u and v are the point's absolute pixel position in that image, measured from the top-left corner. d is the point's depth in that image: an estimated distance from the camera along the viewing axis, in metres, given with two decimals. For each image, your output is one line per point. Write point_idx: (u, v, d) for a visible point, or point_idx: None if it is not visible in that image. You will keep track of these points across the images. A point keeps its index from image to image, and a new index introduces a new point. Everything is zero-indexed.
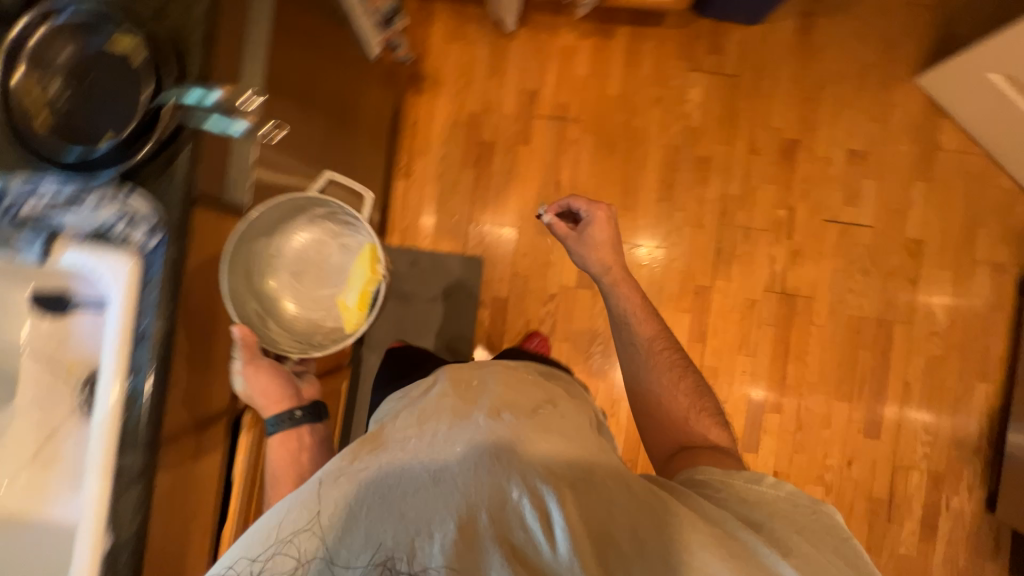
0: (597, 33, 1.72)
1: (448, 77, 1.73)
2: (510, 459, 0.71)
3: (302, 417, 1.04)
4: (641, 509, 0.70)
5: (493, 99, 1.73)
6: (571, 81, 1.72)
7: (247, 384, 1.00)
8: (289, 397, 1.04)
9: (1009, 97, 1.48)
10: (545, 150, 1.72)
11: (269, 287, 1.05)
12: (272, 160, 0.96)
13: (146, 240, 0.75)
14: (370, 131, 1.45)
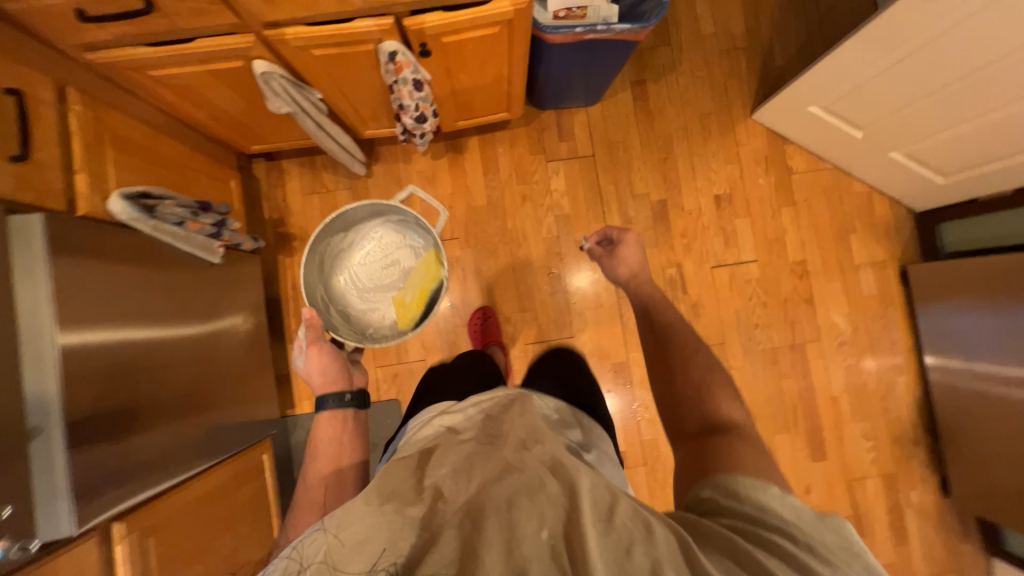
0: (449, 150, 1.74)
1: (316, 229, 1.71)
2: (537, 531, 0.56)
3: (342, 401, 1.18)
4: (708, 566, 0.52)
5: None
6: (438, 202, 1.73)
7: (304, 361, 1.27)
8: (335, 379, 1.23)
9: (830, 126, 1.60)
10: None
11: (339, 282, 1.51)
12: (96, 460, 0.88)
13: None
14: (240, 327, 1.40)
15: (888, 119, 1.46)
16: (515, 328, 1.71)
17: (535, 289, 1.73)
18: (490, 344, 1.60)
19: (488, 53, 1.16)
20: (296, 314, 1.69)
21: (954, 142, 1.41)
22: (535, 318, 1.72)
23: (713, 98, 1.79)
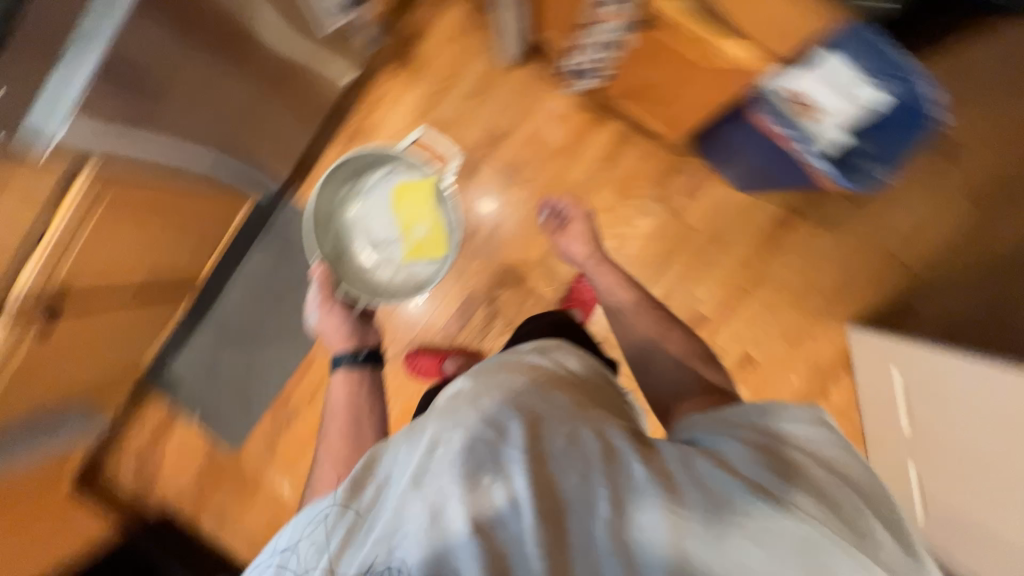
0: (587, 117, 1.66)
1: (430, 75, 1.67)
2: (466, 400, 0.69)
3: (356, 356, 1.32)
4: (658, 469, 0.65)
5: (462, 118, 1.67)
6: (539, 146, 1.66)
7: (323, 315, 1.44)
8: (342, 338, 1.39)
9: (904, 400, 1.44)
10: (480, 195, 1.68)
11: (345, 234, 1.61)
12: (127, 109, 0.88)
13: None
14: (303, 99, 1.45)
15: (942, 445, 1.31)
16: (499, 292, 1.69)
17: (541, 282, 1.69)
18: (444, 362, 1.62)
19: (691, 61, 1.05)
20: (357, 124, 1.71)
21: (957, 514, 1.25)
22: (522, 303, 1.68)
23: (828, 283, 1.65)
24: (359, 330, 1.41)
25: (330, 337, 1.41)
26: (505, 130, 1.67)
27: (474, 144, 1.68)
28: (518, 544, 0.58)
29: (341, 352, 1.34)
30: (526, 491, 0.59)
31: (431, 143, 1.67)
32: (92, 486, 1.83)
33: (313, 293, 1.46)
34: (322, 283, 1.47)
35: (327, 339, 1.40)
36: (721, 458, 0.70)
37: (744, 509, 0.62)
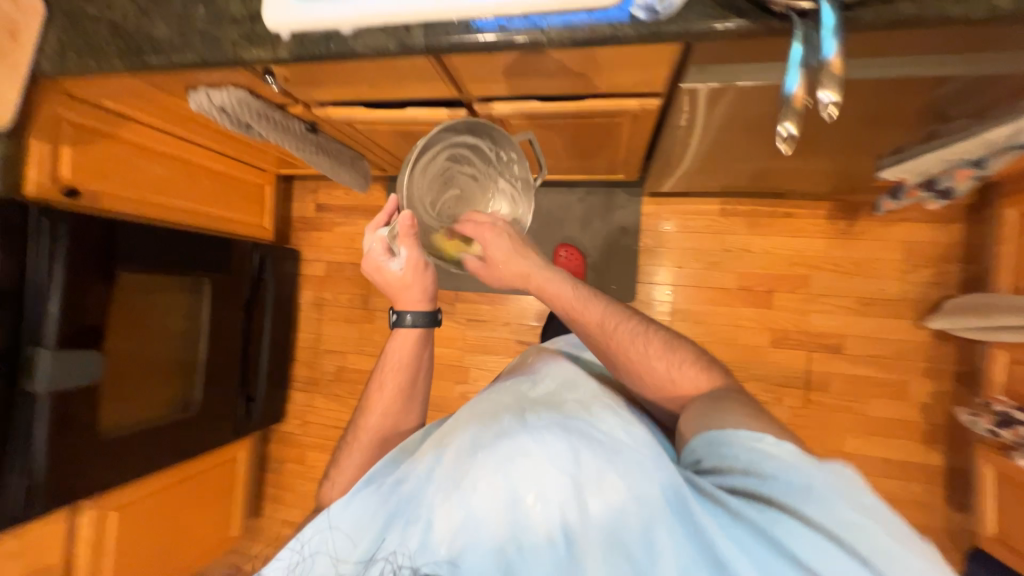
0: (928, 425, 1.43)
1: (853, 250, 1.49)
2: (488, 398, 0.79)
3: (430, 318, 0.96)
4: (631, 484, 0.61)
5: (828, 306, 1.50)
6: (858, 394, 1.47)
7: (404, 269, 0.91)
8: (417, 300, 0.94)
9: None
10: (767, 366, 1.53)
11: None
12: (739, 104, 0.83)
13: (638, 5, 0.65)
14: (771, 172, 1.32)
15: None
16: None
17: None
18: None
19: None
20: (753, 212, 1.55)
21: None
22: None
23: None
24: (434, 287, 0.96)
25: (404, 299, 0.94)
26: (848, 353, 1.48)
27: (814, 331, 1.51)
28: (552, 516, 0.60)
29: (412, 312, 0.94)
30: (557, 496, 0.61)
31: (781, 292, 1.54)
32: (296, 182, 2.00)
33: (383, 238, 0.90)
34: (399, 231, 0.88)
35: (399, 301, 0.94)
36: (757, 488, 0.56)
37: (721, 525, 0.54)
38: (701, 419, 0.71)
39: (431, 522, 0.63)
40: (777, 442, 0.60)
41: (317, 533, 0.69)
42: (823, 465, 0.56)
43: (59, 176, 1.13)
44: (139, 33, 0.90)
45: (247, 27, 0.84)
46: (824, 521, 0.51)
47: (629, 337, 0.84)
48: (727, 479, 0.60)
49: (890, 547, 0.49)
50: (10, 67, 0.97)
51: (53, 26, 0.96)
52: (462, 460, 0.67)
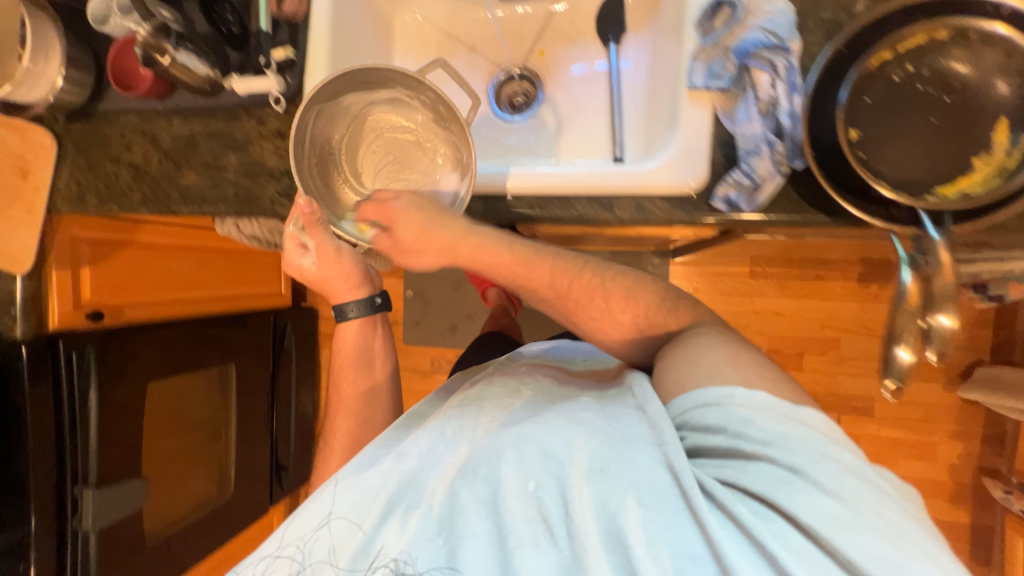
0: (955, 484, 1.47)
1: (885, 313, 1.48)
2: (488, 389, 0.75)
3: (367, 304, 0.92)
4: (637, 473, 0.56)
5: (859, 369, 1.51)
6: (887, 455, 1.50)
7: (317, 263, 0.85)
8: (347, 288, 0.90)
9: None
10: None
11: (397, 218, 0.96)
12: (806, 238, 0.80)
13: (718, 197, 0.61)
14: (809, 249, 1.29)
15: None
16: None
17: None
18: None
19: None
20: (784, 274, 1.53)
21: None
22: None
23: None
24: (360, 268, 0.89)
25: (336, 292, 0.90)
26: (879, 415, 1.50)
27: (844, 392, 1.52)
28: (560, 508, 0.56)
29: (346, 302, 0.91)
30: (563, 476, 0.57)
31: (811, 355, 1.54)
32: None
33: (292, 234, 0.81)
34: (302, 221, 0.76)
35: (332, 294, 0.91)
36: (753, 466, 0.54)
37: (723, 526, 0.51)
38: (679, 370, 0.66)
39: (434, 505, 0.59)
40: (747, 397, 0.58)
41: (305, 526, 0.63)
42: (793, 425, 0.56)
43: (83, 300, 1.09)
44: (165, 180, 0.85)
45: (286, 182, 0.79)
46: (801, 509, 0.50)
47: (583, 280, 0.75)
48: (718, 468, 0.56)
49: (871, 535, 0.48)
50: (26, 207, 0.91)
51: (68, 165, 0.90)
52: (469, 445, 0.64)
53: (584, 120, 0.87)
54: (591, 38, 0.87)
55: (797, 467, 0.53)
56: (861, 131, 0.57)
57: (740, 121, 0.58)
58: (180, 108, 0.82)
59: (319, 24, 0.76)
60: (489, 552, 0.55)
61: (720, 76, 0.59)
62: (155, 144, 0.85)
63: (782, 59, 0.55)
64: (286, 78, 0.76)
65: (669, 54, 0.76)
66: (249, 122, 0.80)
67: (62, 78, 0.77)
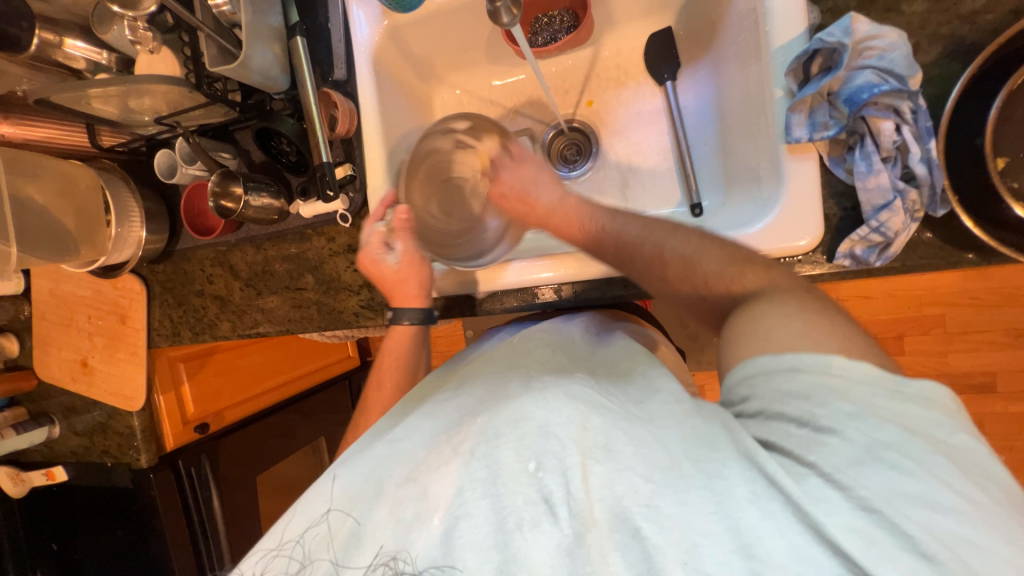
0: None
1: (1010, 280, 1.22)
2: (486, 358, 0.59)
3: (426, 317, 0.71)
4: (661, 437, 0.39)
5: (972, 343, 1.27)
6: None
7: (400, 261, 0.70)
8: (416, 295, 0.71)
9: None
10: None
11: None
12: None
13: (843, 254, 0.55)
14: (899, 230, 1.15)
15: None
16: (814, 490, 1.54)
17: None
18: None
19: None
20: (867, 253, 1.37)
21: None
22: None
23: None
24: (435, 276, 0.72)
25: (397, 295, 0.70)
26: (1003, 389, 1.27)
27: (968, 378, 1.29)
28: (563, 492, 0.39)
29: (406, 311, 0.70)
30: (564, 458, 0.39)
31: (912, 336, 1.30)
32: None
33: (377, 231, 0.70)
34: (393, 224, 0.70)
35: (393, 298, 0.71)
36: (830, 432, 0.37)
37: (750, 499, 0.35)
38: (737, 344, 0.45)
39: (425, 492, 0.42)
40: (845, 368, 0.39)
41: (293, 515, 0.47)
42: (898, 405, 0.37)
43: (188, 416, 1.14)
44: (250, 306, 0.86)
45: (366, 295, 0.79)
46: (866, 488, 0.34)
47: (641, 246, 0.58)
48: (778, 429, 0.39)
49: (972, 534, 0.32)
50: (132, 349, 0.96)
51: (158, 304, 0.92)
52: (468, 418, 0.47)
53: (649, 162, 0.80)
54: (642, 78, 0.81)
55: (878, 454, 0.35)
56: (1008, 159, 0.50)
57: (862, 172, 0.52)
58: (251, 237, 0.82)
59: (369, 134, 0.73)
60: (488, 539, 0.39)
61: (827, 125, 0.53)
62: (234, 274, 0.86)
63: (904, 103, 0.51)
64: (351, 193, 0.75)
65: (740, 86, 0.67)
66: (321, 241, 0.80)
67: (146, 231, 0.81)
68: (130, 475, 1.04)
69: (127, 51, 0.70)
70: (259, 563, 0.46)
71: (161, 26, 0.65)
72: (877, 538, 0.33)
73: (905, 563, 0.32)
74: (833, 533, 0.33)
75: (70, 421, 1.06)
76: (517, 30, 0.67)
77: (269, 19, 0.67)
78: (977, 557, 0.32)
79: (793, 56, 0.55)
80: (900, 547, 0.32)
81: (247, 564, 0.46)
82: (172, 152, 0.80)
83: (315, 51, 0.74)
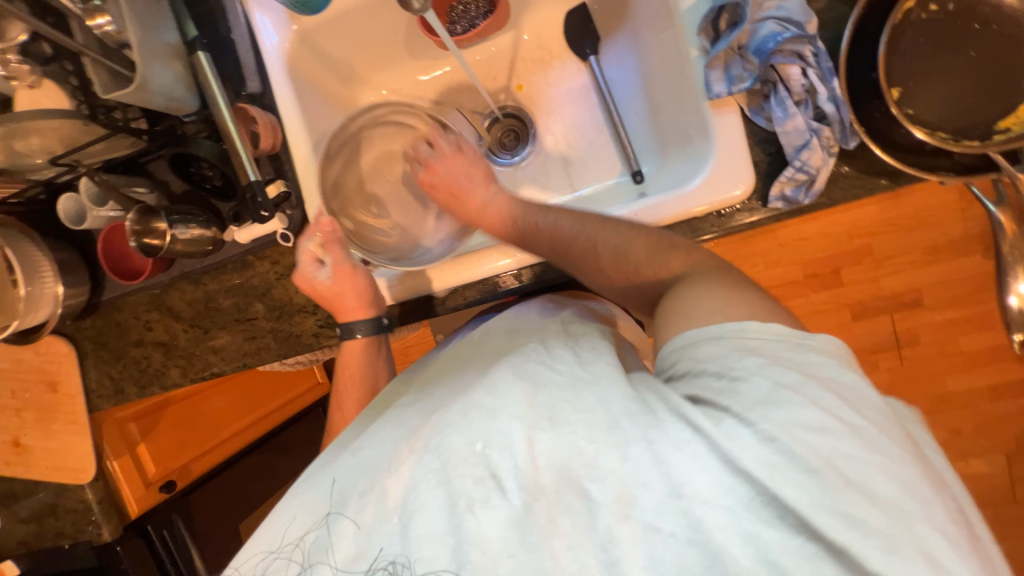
0: None
1: (921, 204, 1.34)
2: (446, 359, 0.58)
3: (376, 326, 0.69)
4: (603, 401, 0.40)
5: (898, 266, 1.39)
6: (963, 342, 1.42)
7: (332, 273, 0.67)
8: (355, 304, 0.68)
9: None
10: (859, 345, 1.45)
11: None
12: None
13: (775, 197, 0.59)
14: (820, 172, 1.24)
15: None
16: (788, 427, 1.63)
17: None
18: None
19: None
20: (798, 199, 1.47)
21: None
22: None
23: None
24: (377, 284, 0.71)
25: (339, 308, 0.68)
26: (929, 302, 1.41)
27: (899, 297, 1.41)
28: (508, 463, 0.39)
29: (356, 323, 0.68)
30: (511, 433, 0.40)
31: (848, 267, 1.40)
32: None
33: (309, 247, 0.68)
34: (320, 239, 0.68)
35: (337, 312, 0.69)
36: (735, 378, 0.39)
37: (677, 445, 0.37)
38: (669, 319, 0.48)
39: (387, 496, 0.41)
40: (761, 329, 0.42)
41: (260, 541, 0.45)
42: (798, 354, 0.41)
43: (151, 476, 1.05)
44: (198, 347, 0.80)
45: (323, 313, 0.75)
46: (768, 422, 0.36)
47: (577, 244, 0.58)
48: (702, 382, 0.41)
49: (849, 448, 0.35)
50: (70, 417, 0.88)
51: (92, 363, 0.84)
52: (425, 415, 0.46)
53: (586, 138, 0.81)
54: (565, 56, 0.81)
55: (775, 398, 0.37)
56: (901, 89, 0.54)
57: (780, 117, 0.56)
58: (187, 273, 0.77)
59: (297, 145, 0.69)
60: (440, 526, 0.38)
61: (742, 77, 0.56)
62: (174, 315, 0.80)
63: (805, 48, 0.55)
64: (287, 211, 0.71)
65: (658, 52, 0.69)
66: (264, 265, 0.76)
67: (63, 286, 0.74)
68: (93, 552, 0.95)
69: (3, 90, 0.63)
70: None
71: (36, 56, 0.58)
72: (787, 470, 0.34)
73: (798, 480, 0.34)
74: (746, 465, 0.35)
75: (11, 509, 0.96)
76: (432, 19, 0.66)
77: (162, 35, 0.62)
78: (857, 472, 0.35)
79: (702, 16, 0.58)
80: (795, 470, 0.34)
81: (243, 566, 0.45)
82: (77, 196, 0.73)
83: (220, 64, 0.69)
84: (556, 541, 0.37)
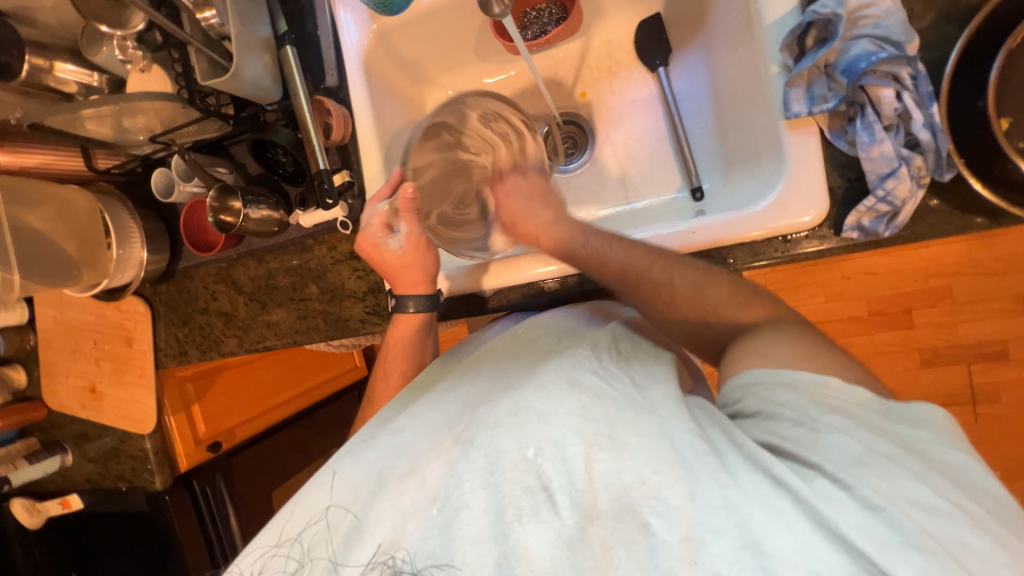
0: None
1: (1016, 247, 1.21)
2: (494, 347, 0.58)
3: (431, 303, 0.69)
4: (664, 425, 0.39)
5: (981, 313, 1.26)
6: None
7: (405, 244, 0.68)
8: (419, 282, 0.69)
9: None
10: (929, 393, 1.31)
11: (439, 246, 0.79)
12: None
13: (850, 227, 0.54)
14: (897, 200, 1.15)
15: None
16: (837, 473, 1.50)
17: None
18: None
19: None
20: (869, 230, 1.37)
21: None
22: None
23: None
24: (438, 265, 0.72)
25: (403, 282, 0.69)
26: (1016, 357, 1.26)
27: (979, 346, 1.27)
28: (562, 477, 0.38)
29: (410, 297, 0.68)
30: (568, 450, 0.39)
31: (921, 308, 1.28)
32: None
33: (385, 210, 0.68)
34: (398, 206, 0.68)
35: (396, 284, 0.69)
36: (819, 431, 0.37)
37: (758, 498, 0.35)
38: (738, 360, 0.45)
39: (425, 483, 0.42)
40: (841, 390, 0.39)
41: (292, 511, 0.46)
42: (883, 421, 0.38)
43: (200, 435, 1.12)
44: (256, 321, 0.85)
45: (371, 301, 0.78)
46: (868, 487, 0.34)
47: (652, 276, 0.55)
48: (779, 429, 0.39)
49: (937, 531, 0.33)
50: (139, 371, 0.96)
51: (163, 324, 0.91)
52: (472, 409, 0.46)
53: (647, 149, 0.79)
54: (634, 66, 0.80)
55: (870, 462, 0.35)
56: (1012, 119, 0.49)
57: (865, 142, 0.52)
58: (252, 251, 0.82)
59: (364, 140, 0.73)
60: (487, 531, 0.39)
61: (825, 98, 0.53)
62: (237, 288, 0.85)
63: (903, 69, 0.51)
64: (349, 200, 0.75)
65: (734, 67, 0.66)
66: (322, 250, 0.80)
67: (147, 252, 0.81)
68: (145, 497, 1.03)
69: (118, 73, 0.71)
70: (257, 562, 0.45)
71: (149, 44, 0.66)
72: (886, 540, 0.32)
73: (915, 561, 0.31)
74: (847, 532, 0.33)
75: (82, 448, 1.06)
76: (507, 23, 0.67)
77: (257, 30, 0.67)
78: (967, 555, 0.32)
79: (787, 30, 0.55)
80: (907, 545, 0.32)
81: (246, 562, 0.45)
82: (168, 170, 0.80)
83: (305, 60, 0.74)
84: (609, 565, 0.36)
